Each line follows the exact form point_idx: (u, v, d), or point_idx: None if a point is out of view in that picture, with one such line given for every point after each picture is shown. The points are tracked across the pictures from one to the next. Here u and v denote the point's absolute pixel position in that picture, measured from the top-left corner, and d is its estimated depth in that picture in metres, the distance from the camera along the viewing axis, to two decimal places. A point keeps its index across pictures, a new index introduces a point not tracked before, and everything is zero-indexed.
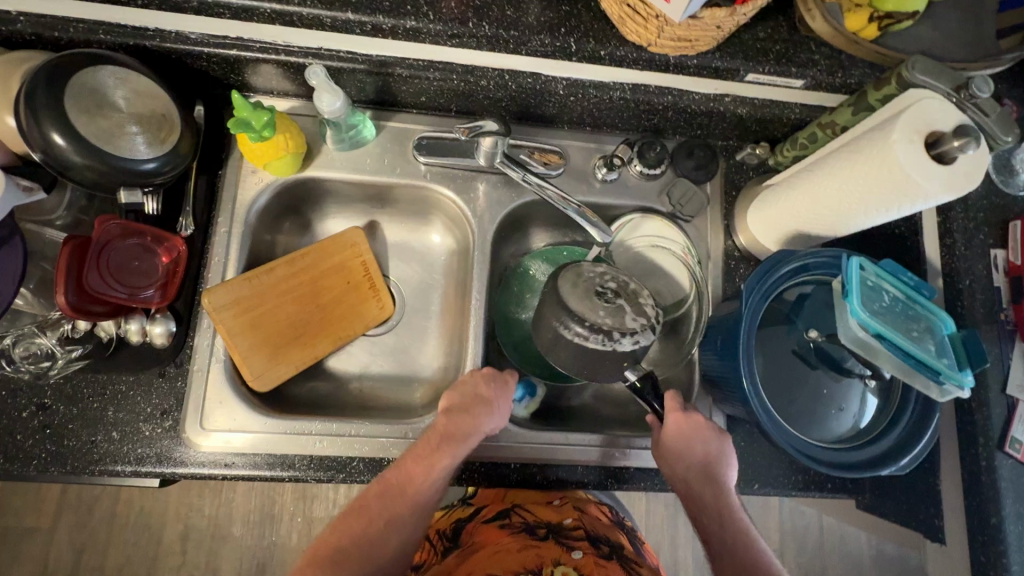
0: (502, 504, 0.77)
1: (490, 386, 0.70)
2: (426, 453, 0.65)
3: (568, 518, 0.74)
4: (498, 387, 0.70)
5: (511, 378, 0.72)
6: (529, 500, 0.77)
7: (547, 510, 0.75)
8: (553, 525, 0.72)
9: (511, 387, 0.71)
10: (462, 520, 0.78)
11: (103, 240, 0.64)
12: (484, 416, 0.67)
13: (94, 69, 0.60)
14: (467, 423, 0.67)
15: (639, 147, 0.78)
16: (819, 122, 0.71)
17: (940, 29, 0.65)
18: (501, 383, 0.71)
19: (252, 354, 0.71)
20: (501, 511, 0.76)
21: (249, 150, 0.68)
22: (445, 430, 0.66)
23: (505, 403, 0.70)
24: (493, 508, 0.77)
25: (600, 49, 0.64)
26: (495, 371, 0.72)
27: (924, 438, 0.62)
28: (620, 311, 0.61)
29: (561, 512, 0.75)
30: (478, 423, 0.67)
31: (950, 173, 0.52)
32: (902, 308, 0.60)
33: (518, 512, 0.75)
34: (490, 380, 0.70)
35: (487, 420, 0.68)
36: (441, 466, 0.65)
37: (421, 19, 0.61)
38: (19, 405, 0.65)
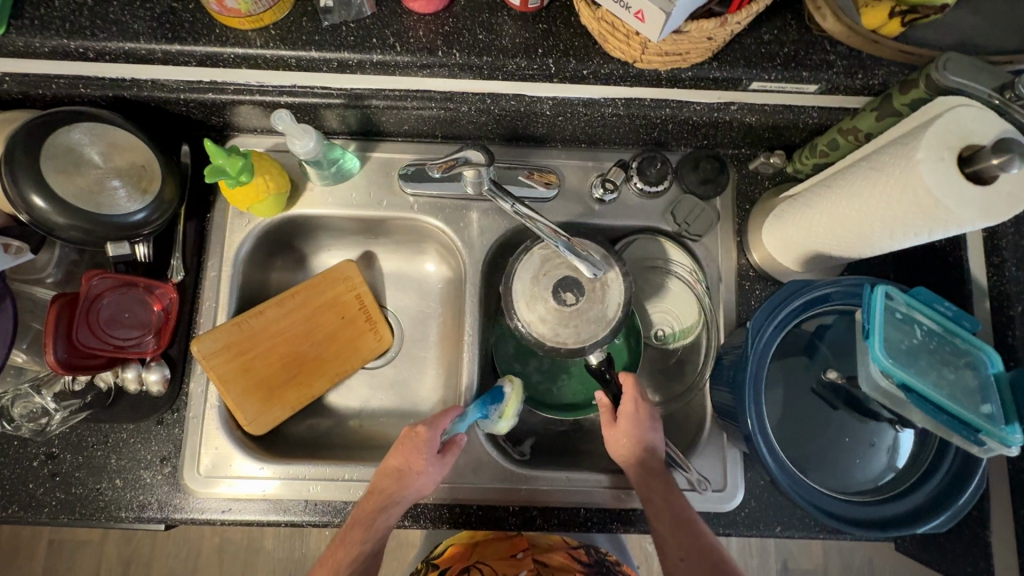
0: (464, 561, 0.71)
1: (402, 455, 0.64)
2: (333, 550, 0.61)
3: (523, 572, 0.68)
4: (407, 449, 0.64)
5: (421, 435, 0.64)
6: (491, 553, 0.71)
7: (505, 564, 0.70)
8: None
9: (426, 442, 0.64)
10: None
11: (91, 295, 0.64)
12: (398, 489, 0.63)
13: (67, 127, 0.60)
14: (376, 501, 0.62)
15: (637, 163, 0.72)
16: (839, 127, 0.62)
17: (981, 15, 0.56)
18: (413, 443, 0.64)
19: (245, 400, 0.70)
20: (461, 570, 0.70)
21: (229, 194, 0.67)
22: (361, 514, 0.62)
23: (420, 467, 0.63)
24: (455, 568, 0.71)
25: (581, 68, 0.59)
26: (406, 433, 0.65)
27: (970, 488, 0.53)
28: (570, 318, 0.65)
29: (518, 565, 0.70)
30: (387, 496, 0.62)
31: (989, 196, 0.45)
32: (936, 346, 0.52)
33: (479, 568, 0.69)
34: (402, 447, 0.64)
35: (402, 494, 0.63)
36: (355, 554, 0.61)
37: (388, 51, 0.58)
38: (29, 454, 0.67)
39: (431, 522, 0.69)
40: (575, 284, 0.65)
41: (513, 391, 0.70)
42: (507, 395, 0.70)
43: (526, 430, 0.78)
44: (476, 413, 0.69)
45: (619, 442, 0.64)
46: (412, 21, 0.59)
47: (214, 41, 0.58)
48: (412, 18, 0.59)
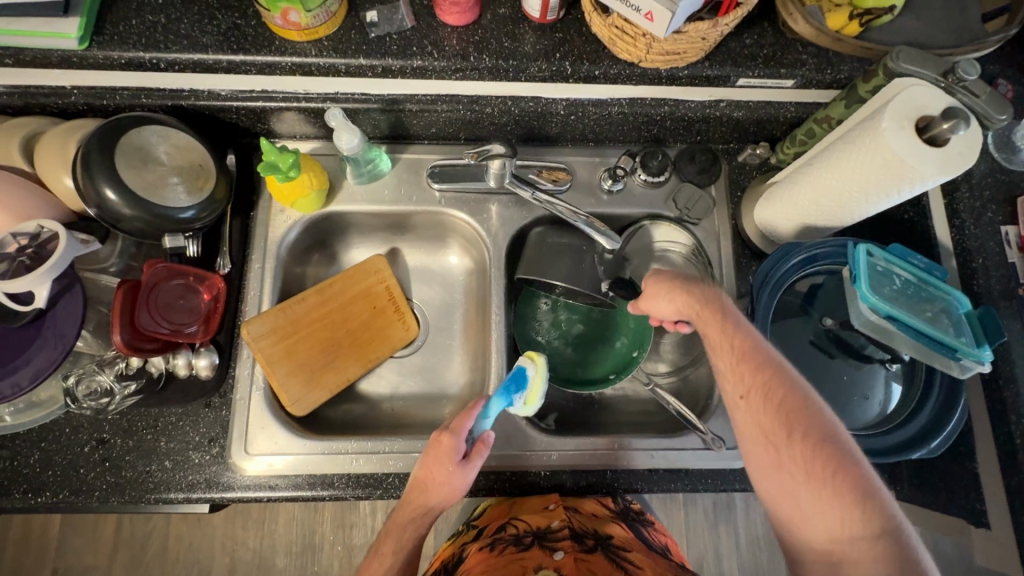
0: (502, 519, 0.77)
1: (427, 466, 0.65)
2: (390, 535, 0.67)
3: (555, 520, 0.72)
4: (432, 461, 0.65)
5: (445, 443, 0.65)
6: (526, 508, 0.76)
7: (538, 516, 0.74)
8: (539, 531, 0.71)
9: (451, 450, 0.65)
10: (466, 545, 0.78)
11: (151, 282, 0.69)
12: (431, 497, 0.65)
13: (139, 129, 0.67)
14: (412, 509, 0.65)
15: (640, 157, 0.81)
16: (815, 119, 0.72)
17: (923, 19, 0.67)
18: (440, 451, 0.65)
19: (289, 380, 0.75)
20: (499, 527, 0.76)
21: (277, 190, 0.74)
22: (404, 515, 0.66)
23: (450, 477, 0.64)
24: (495, 525, 0.77)
25: (594, 69, 0.68)
26: (431, 443, 0.66)
27: (952, 419, 0.62)
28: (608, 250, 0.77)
29: (550, 515, 0.74)
30: (419, 503, 0.65)
31: (944, 154, 0.54)
32: (914, 291, 0.60)
33: (513, 523, 0.74)
34: (427, 457, 0.65)
35: (434, 502, 0.65)
36: (409, 539, 0.66)
37: (427, 57, 0.67)
38: (81, 440, 0.70)
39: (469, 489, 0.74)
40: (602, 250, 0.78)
41: (537, 376, 0.73)
42: (532, 379, 0.73)
43: (549, 405, 0.84)
44: (501, 401, 0.71)
45: (660, 301, 0.62)
46: (446, 32, 0.68)
47: (274, 51, 0.66)
48: (446, 30, 0.68)
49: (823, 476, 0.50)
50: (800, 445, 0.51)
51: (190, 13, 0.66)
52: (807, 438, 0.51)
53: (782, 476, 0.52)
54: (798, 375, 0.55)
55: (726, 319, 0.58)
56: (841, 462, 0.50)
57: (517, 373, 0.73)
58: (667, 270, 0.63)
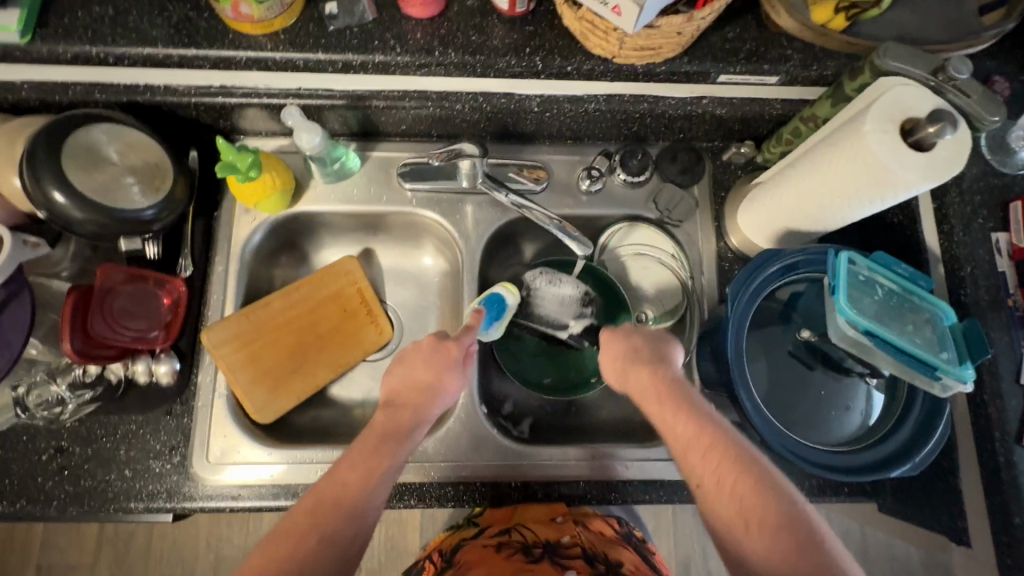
0: (505, 521, 0.71)
1: (438, 372, 0.61)
2: (361, 457, 0.54)
3: (566, 535, 0.69)
4: (444, 351, 0.62)
5: (452, 351, 0.62)
6: (532, 516, 0.71)
7: (546, 528, 0.69)
8: (551, 545, 0.67)
9: (458, 359, 0.62)
10: (465, 540, 0.71)
11: (106, 287, 0.67)
12: (423, 403, 0.59)
13: (87, 127, 0.64)
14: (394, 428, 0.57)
15: (619, 156, 0.78)
16: (800, 116, 0.69)
17: (915, 13, 0.63)
18: (444, 355, 0.62)
19: (252, 388, 0.73)
20: (502, 530, 0.70)
21: (238, 190, 0.71)
22: (382, 431, 0.57)
23: (449, 378, 0.61)
24: (495, 527, 0.71)
25: (566, 64, 0.65)
26: (435, 344, 0.62)
27: (935, 435, 0.59)
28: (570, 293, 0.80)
29: (559, 528, 0.70)
30: (417, 418, 0.59)
31: (929, 160, 0.51)
32: (896, 301, 0.58)
33: (519, 529, 0.69)
34: (427, 363, 0.61)
35: (431, 409, 0.60)
36: (384, 464, 0.55)
37: (389, 52, 0.64)
38: (39, 448, 0.68)
39: (438, 500, 0.71)
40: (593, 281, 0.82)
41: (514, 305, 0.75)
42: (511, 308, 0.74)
43: (523, 410, 0.82)
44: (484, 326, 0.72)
45: (615, 374, 0.62)
46: (411, 25, 0.64)
47: (228, 45, 0.63)
48: (410, 22, 0.64)
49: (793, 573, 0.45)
50: (758, 533, 0.47)
51: (140, 4, 0.63)
52: (763, 520, 0.47)
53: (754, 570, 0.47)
54: (759, 455, 0.51)
55: (678, 399, 0.56)
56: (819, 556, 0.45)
57: (495, 301, 0.74)
58: (620, 342, 0.63)
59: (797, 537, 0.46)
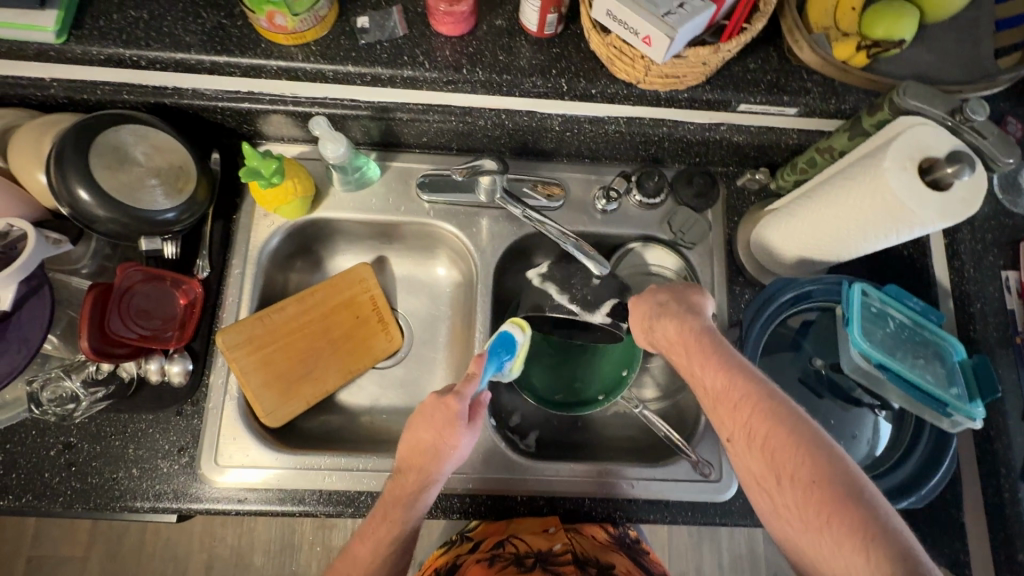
0: (499, 534, 0.73)
1: (439, 434, 0.60)
2: (375, 525, 0.60)
3: (557, 543, 0.70)
4: (443, 413, 0.61)
5: (452, 410, 0.60)
6: (524, 527, 0.73)
7: (538, 537, 0.71)
8: (542, 555, 0.68)
9: (460, 417, 0.61)
10: (460, 554, 0.73)
11: (124, 286, 0.68)
12: (430, 464, 0.60)
13: (116, 128, 0.65)
14: (411, 483, 0.60)
15: (637, 177, 0.78)
16: (816, 147, 0.70)
17: (933, 53, 0.65)
18: (444, 415, 0.61)
19: (264, 391, 0.73)
20: (496, 542, 0.72)
21: (259, 195, 0.72)
22: (391, 496, 0.60)
23: (450, 440, 0.60)
24: (489, 541, 0.73)
25: (590, 87, 0.66)
26: (434, 405, 0.61)
27: (941, 467, 0.60)
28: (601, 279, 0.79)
29: (550, 537, 0.71)
30: (428, 477, 0.60)
31: (946, 200, 0.52)
32: (908, 334, 0.59)
33: (511, 541, 0.71)
34: (431, 424, 0.61)
35: (435, 470, 0.60)
36: (406, 515, 0.59)
37: (418, 67, 0.65)
38: (47, 443, 0.68)
39: (444, 511, 0.72)
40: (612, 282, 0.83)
41: (525, 343, 0.73)
42: (520, 347, 0.73)
43: (529, 423, 0.82)
44: (493, 365, 0.71)
45: (645, 332, 0.65)
46: (440, 42, 0.65)
47: (259, 54, 0.64)
48: (439, 39, 0.65)
49: (822, 522, 0.46)
50: (788, 484, 0.49)
51: (175, 10, 0.64)
52: (794, 471, 0.49)
53: (786, 519, 0.50)
54: (793, 406, 0.52)
55: (709, 352, 0.58)
56: (849, 505, 0.46)
57: (507, 340, 0.73)
58: (649, 301, 0.65)
59: (830, 485, 0.47)
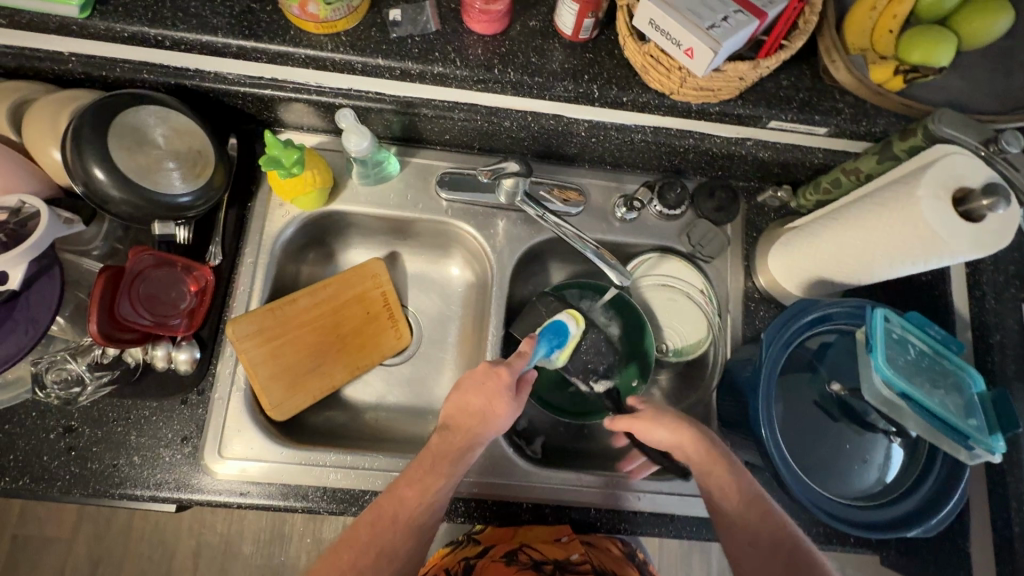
0: (509, 542, 0.71)
1: (489, 399, 0.64)
2: (420, 474, 0.62)
3: (574, 552, 0.69)
4: (497, 380, 0.65)
5: (503, 378, 0.65)
6: (535, 536, 0.72)
7: (552, 546, 0.70)
8: (560, 563, 0.67)
9: (509, 386, 0.65)
10: (469, 559, 0.70)
11: (136, 270, 0.67)
12: (477, 426, 0.64)
13: (136, 108, 0.63)
14: (458, 443, 0.64)
15: (659, 188, 0.78)
16: (843, 168, 0.70)
17: (967, 81, 0.64)
18: (495, 383, 0.65)
19: (271, 384, 0.72)
20: (508, 550, 0.70)
21: (278, 184, 0.71)
22: (436, 452, 0.63)
23: (499, 408, 0.64)
24: (501, 547, 0.71)
25: (622, 95, 0.65)
26: (485, 372, 0.65)
27: (953, 498, 0.59)
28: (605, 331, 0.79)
29: (565, 546, 0.70)
30: (475, 437, 0.64)
31: (978, 232, 0.52)
32: (928, 363, 0.58)
33: (525, 549, 0.69)
34: (481, 390, 0.64)
35: (482, 432, 0.64)
36: (438, 486, 0.62)
37: (449, 64, 0.64)
38: (47, 426, 0.67)
39: (449, 514, 0.71)
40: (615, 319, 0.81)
41: (576, 335, 0.74)
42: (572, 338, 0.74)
43: (536, 429, 0.82)
44: (542, 351, 0.72)
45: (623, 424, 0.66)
46: (472, 40, 0.64)
47: (288, 41, 0.62)
48: (472, 37, 0.64)
49: None
50: None
51: None
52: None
53: None
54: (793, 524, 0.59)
55: (729, 465, 0.61)
56: None
57: (560, 329, 0.74)
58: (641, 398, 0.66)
59: None
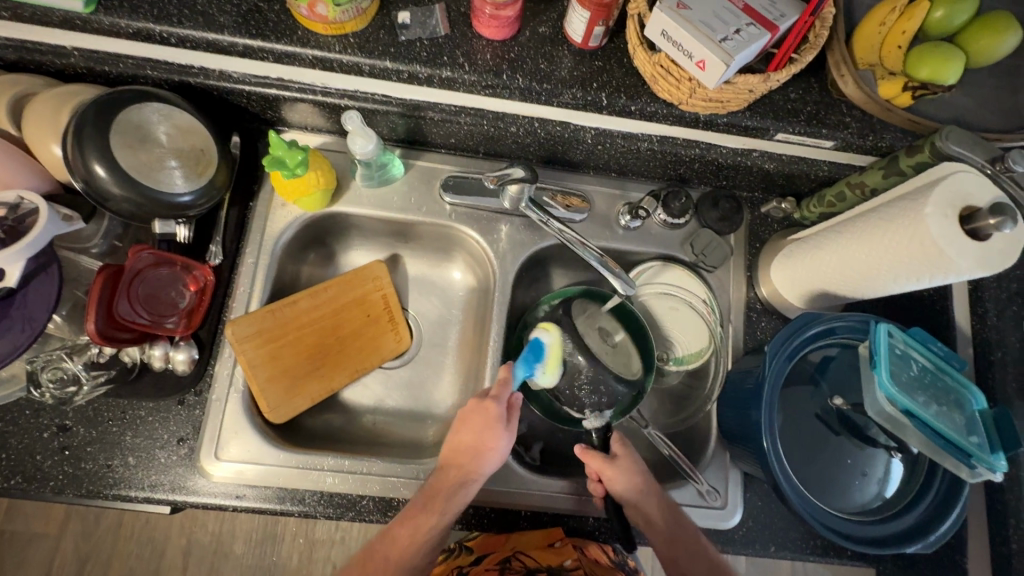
0: (502, 550, 0.71)
1: (478, 433, 0.65)
2: (412, 513, 0.62)
3: (566, 558, 0.68)
4: (489, 413, 0.66)
5: (490, 410, 0.66)
6: (528, 542, 0.71)
7: (545, 553, 0.69)
8: (551, 569, 0.66)
9: (497, 418, 0.65)
10: (464, 567, 0.72)
11: (135, 269, 0.66)
12: (469, 462, 0.64)
13: (140, 105, 0.62)
14: (453, 478, 0.64)
15: (663, 196, 0.78)
16: (847, 182, 0.70)
17: (974, 98, 0.65)
18: (483, 416, 0.66)
19: (269, 386, 0.72)
20: (499, 560, 0.70)
21: (281, 185, 0.70)
22: (431, 489, 0.63)
23: (489, 440, 0.65)
24: (494, 555, 0.71)
25: (630, 104, 0.65)
26: (474, 407, 0.67)
27: (953, 514, 0.60)
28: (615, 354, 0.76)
29: (559, 552, 0.69)
30: (466, 475, 0.64)
31: (984, 251, 0.52)
32: (930, 380, 0.58)
33: (518, 556, 0.69)
34: (471, 424, 0.66)
35: (473, 469, 0.64)
36: (428, 527, 0.61)
37: (457, 69, 0.63)
38: (41, 425, 0.66)
39: None
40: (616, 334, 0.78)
41: (553, 343, 0.74)
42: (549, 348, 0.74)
43: (535, 435, 0.81)
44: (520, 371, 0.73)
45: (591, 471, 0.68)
46: (481, 45, 0.64)
47: (296, 41, 0.61)
48: (480, 42, 0.64)
49: None
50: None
51: None
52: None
53: None
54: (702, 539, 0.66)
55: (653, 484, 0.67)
56: None
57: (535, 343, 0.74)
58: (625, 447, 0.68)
59: None
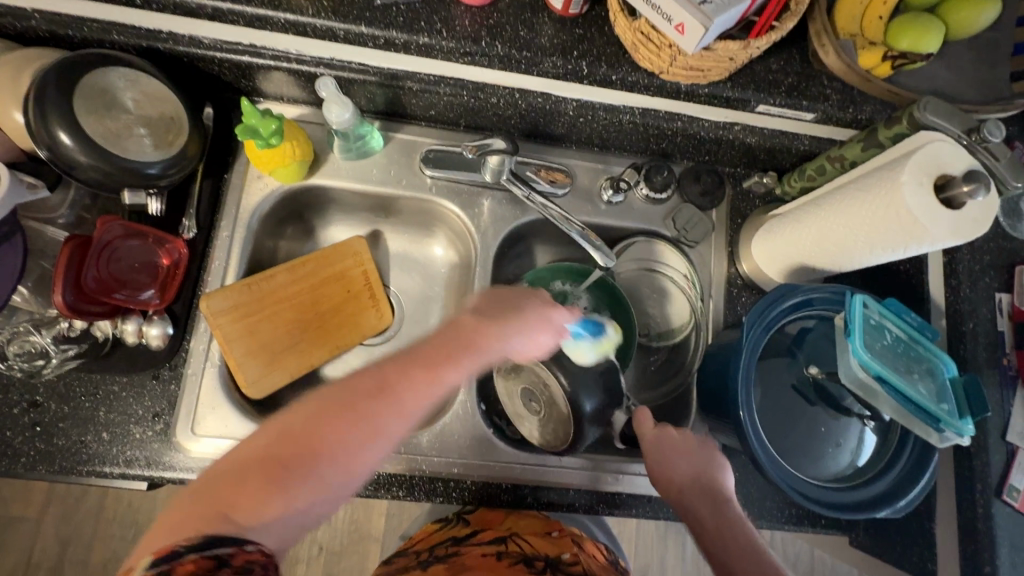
0: (499, 529, 0.69)
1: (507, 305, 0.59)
2: (393, 370, 0.53)
3: (566, 551, 0.66)
4: (541, 310, 0.59)
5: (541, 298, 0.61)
6: (525, 527, 0.70)
7: (544, 541, 0.67)
8: (551, 559, 0.64)
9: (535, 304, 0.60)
10: (454, 541, 0.68)
11: (103, 241, 0.64)
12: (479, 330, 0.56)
13: (105, 70, 0.60)
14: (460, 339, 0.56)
15: (645, 170, 0.77)
16: (827, 155, 0.70)
17: (954, 70, 0.65)
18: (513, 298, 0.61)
19: (247, 360, 0.71)
20: (496, 537, 0.67)
21: (255, 155, 0.68)
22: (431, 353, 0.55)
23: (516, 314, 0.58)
24: (489, 533, 0.68)
25: (611, 73, 0.64)
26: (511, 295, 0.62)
27: (923, 479, 0.61)
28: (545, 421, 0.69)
29: (557, 543, 0.68)
30: (483, 342, 0.56)
31: (958, 220, 0.52)
32: (903, 349, 0.59)
33: (515, 539, 0.67)
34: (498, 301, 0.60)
35: (483, 340, 0.56)
36: (418, 389, 0.52)
37: (434, 35, 0.62)
38: (11, 401, 0.65)
39: (427, 494, 0.71)
40: (534, 395, 0.69)
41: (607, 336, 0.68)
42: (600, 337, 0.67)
43: None
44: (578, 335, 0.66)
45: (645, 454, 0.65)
46: (460, 11, 0.63)
47: (267, 5, 0.60)
48: (459, 8, 0.63)
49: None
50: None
51: None
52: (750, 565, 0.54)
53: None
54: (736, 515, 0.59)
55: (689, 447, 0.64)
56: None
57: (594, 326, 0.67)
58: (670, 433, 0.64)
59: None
